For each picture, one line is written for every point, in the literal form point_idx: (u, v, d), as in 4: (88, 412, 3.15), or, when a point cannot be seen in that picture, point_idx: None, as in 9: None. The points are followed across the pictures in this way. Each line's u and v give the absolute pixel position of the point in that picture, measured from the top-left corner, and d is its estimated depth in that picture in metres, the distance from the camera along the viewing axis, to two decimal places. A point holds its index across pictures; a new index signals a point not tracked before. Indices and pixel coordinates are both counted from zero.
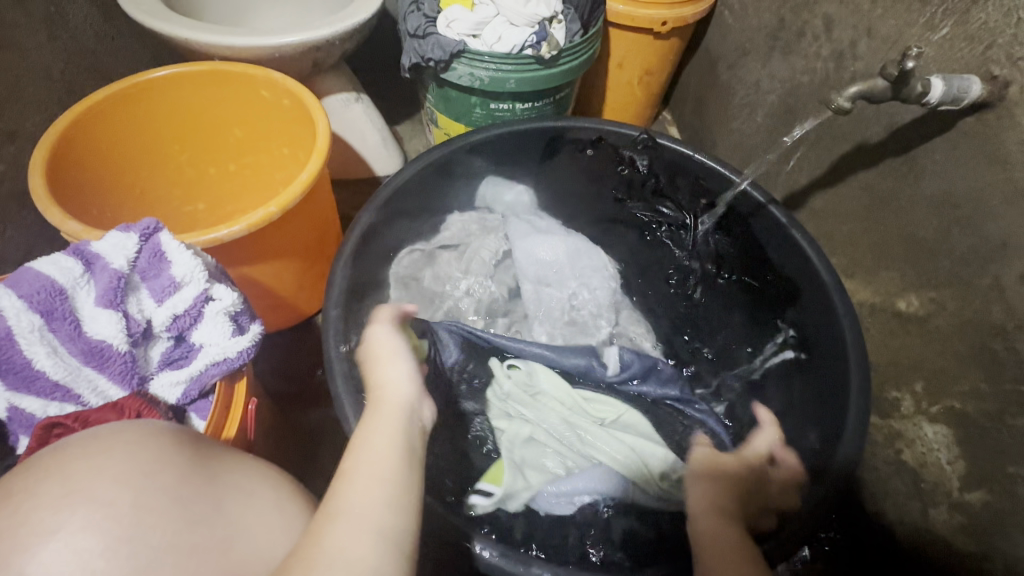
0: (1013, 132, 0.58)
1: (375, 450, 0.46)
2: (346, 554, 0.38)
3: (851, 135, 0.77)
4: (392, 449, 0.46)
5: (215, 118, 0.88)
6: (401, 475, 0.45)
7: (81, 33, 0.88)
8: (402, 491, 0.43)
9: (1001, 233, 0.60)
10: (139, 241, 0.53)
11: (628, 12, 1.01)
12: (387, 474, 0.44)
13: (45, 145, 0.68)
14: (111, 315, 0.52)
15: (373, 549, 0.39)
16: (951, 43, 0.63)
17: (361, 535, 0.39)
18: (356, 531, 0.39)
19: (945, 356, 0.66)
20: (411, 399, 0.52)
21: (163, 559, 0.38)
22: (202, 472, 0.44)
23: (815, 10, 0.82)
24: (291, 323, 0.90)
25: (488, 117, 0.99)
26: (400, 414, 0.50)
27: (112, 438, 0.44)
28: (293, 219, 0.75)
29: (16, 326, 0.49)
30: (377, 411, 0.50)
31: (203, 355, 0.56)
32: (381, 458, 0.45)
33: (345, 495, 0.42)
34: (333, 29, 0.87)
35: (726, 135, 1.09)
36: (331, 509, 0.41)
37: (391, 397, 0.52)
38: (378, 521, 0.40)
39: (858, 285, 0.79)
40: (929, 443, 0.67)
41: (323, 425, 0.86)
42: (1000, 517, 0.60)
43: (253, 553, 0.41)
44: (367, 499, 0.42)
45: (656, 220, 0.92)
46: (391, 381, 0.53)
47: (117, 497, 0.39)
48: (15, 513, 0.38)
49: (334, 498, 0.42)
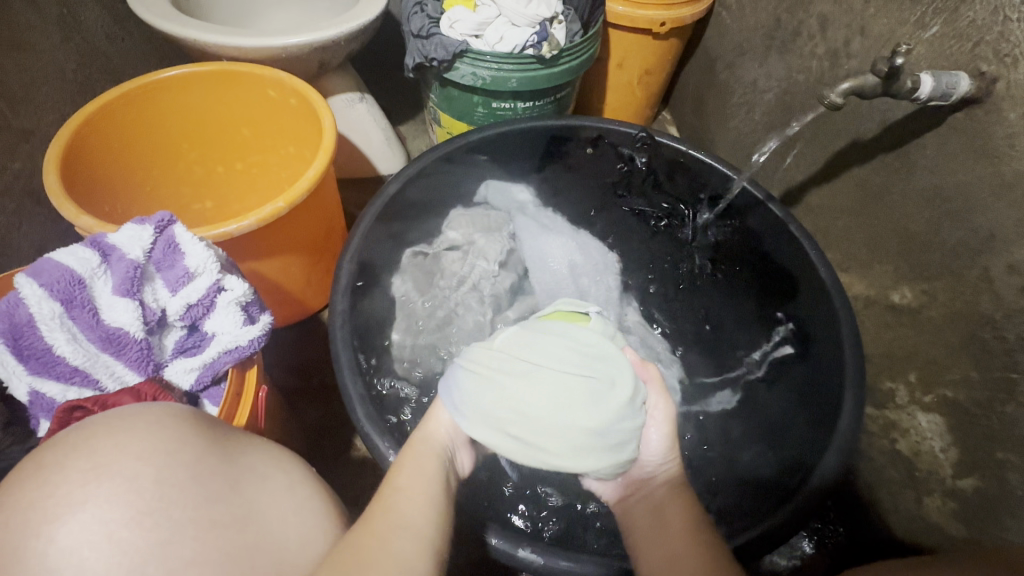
0: (1000, 126, 0.59)
1: (421, 474, 0.50)
2: (399, 555, 0.42)
3: (846, 131, 0.79)
4: (435, 478, 0.50)
5: (223, 117, 0.90)
6: (445, 507, 0.49)
7: (92, 34, 0.90)
8: (444, 512, 0.48)
9: (989, 224, 0.61)
10: (154, 233, 0.55)
11: (627, 12, 1.03)
12: (436, 502, 0.48)
13: (60, 144, 0.70)
14: (128, 303, 0.54)
15: (420, 558, 0.43)
16: (941, 41, 0.65)
17: (416, 545, 0.44)
18: (407, 537, 0.44)
19: (936, 346, 0.67)
20: (453, 443, 0.55)
21: (184, 533, 0.39)
22: (220, 453, 0.45)
23: (811, 9, 0.84)
24: (298, 318, 0.92)
25: (490, 115, 1.01)
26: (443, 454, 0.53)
27: (137, 415, 0.45)
28: (300, 213, 0.76)
29: (37, 313, 0.51)
30: (424, 443, 0.53)
31: (216, 343, 0.58)
32: (426, 485, 0.49)
33: (394, 505, 0.47)
34: (338, 29, 0.89)
35: (725, 133, 1.11)
36: (380, 513, 0.46)
37: (433, 431, 0.55)
38: (427, 540, 0.45)
39: (853, 278, 0.80)
40: (922, 432, 0.69)
41: (329, 418, 0.88)
42: (990, 503, 0.62)
43: (267, 529, 0.43)
44: (416, 516, 0.46)
45: (655, 213, 0.96)
46: (436, 422, 0.55)
47: (139, 473, 0.41)
48: (44, 485, 0.40)
49: (381, 511, 0.46)
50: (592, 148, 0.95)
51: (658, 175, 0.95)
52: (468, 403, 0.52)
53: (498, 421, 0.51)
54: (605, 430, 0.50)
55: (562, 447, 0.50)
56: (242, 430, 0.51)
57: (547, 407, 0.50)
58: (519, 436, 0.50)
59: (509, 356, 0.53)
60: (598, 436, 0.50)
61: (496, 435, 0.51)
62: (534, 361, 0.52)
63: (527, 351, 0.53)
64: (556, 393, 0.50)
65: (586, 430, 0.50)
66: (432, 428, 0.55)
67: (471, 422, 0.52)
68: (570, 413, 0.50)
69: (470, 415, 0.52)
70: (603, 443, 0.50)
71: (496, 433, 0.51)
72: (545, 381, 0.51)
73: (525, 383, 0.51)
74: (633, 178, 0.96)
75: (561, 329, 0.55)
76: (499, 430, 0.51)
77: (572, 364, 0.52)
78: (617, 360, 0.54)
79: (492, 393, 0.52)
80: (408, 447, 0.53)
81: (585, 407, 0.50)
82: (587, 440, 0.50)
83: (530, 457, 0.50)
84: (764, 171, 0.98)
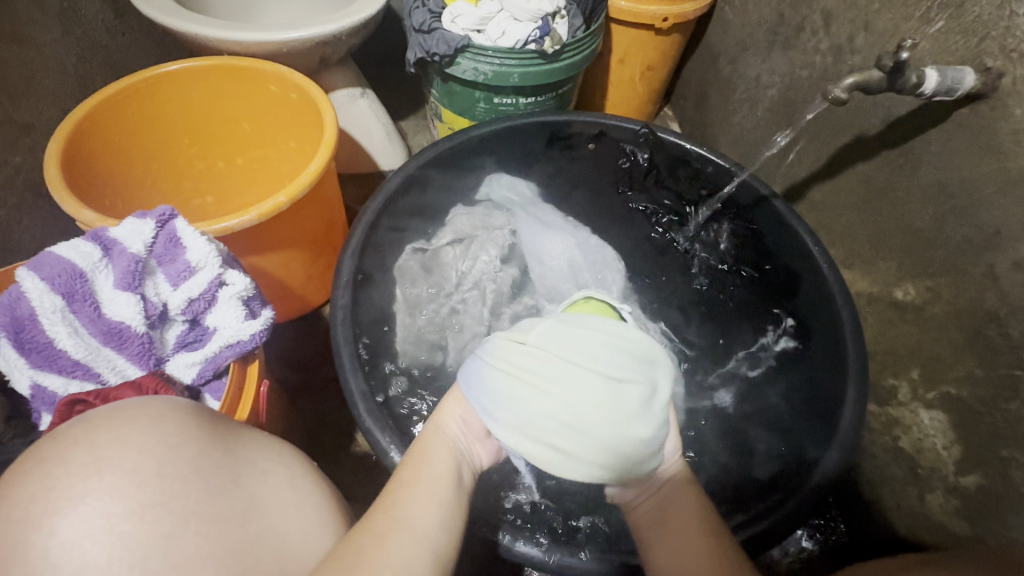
0: (1006, 122, 0.59)
1: (430, 470, 0.50)
2: (399, 555, 0.42)
3: (850, 127, 0.78)
4: (446, 473, 0.50)
5: (225, 112, 0.90)
6: (455, 502, 0.49)
7: (93, 27, 0.90)
8: (452, 510, 0.48)
9: (994, 221, 0.61)
10: (155, 227, 0.55)
11: (630, 7, 1.03)
12: (443, 498, 0.48)
13: (60, 137, 0.70)
14: (129, 297, 0.54)
15: (421, 558, 0.43)
16: (946, 36, 0.64)
17: (416, 543, 0.43)
18: (408, 537, 0.44)
19: (940, 343, 0.67)
20: (466, 434, 0.55)
21: (186, 527, 0.39)
22: (222, 447, 0.45)
23: (815, 5, 0.83)
24: (299, 312, 0.92)
25: (492, 111, 1.00)
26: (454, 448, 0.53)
27: (139, 409, 0.45)
28: (301, 208, 0.76)
29: (38, 307, 0.51)
30: (436, 438, 0.53)
31: (217, 337, 0.58)
32: (434, 481, 0.49)
33: (398, 503, 0.46)
34: (339, 24, 0.88)
35: (727, 129, 1.10)
36: (385, 510, 0.46)
37: (446, 423, 0.55)
38: (430, 538, 0.45)
39: (856, 275, 0.80)
40: (925, 429, 0.69)
41: (330, 413, 0.87)
42: (993, 500, 0.62)
43: (270, 524, 0.43)
44: (421, 513, 0.46)
45: (657, 210, 0.96)
46: (448, 415, 0.55)
47: (141, 467, 0.40)
48: (46, 478, 0.40)
49: (386, 508, 0.46)
50: (593, 143, 0.96)
51: (660, 172, 0.96)
52: (502, 405, 0.50)
53: (535, 428, 0.48)
54: (644, 443, 0.49)
55: (609, 461, 0.48)
56: (246, 426, 0.51)
57: (600, 419, 0.48)
58: (566, 448, 0.48)
59: (547, 355, 0.50)
60: (636, 450, 0.49)
61: (529, 442, 0.49)
62: (583, 365, 0.49)
63: (569, 352, 0.50)
64: (600, 403, 0.48)
65: (630, 443, 0.48)
66: (443, 421, 0.54)
67: (503, 426, 0.50)
68: (614, 426, 0.48)
69: (503, 418, 0.50)
70: (641, 457, 0.49)
71: (531, 440, 0.49)
72: (589, 387, 0.48)
73: (568, 389, 0.48)
74: (635, 175, 0.97)
75: (602, 329, 0.52)
76: (535, 437, 0.49)
77: (616, 370, 0.50)
78: (657, 369, 0.52)
79: (539, 399, 0.48)
80: (420, 441, 0.53)
81: (636, 419, 0.49)
82: (626, 454, 0.48)
83: (566, 467, 0.48)
84: (766, 167, 0.98)
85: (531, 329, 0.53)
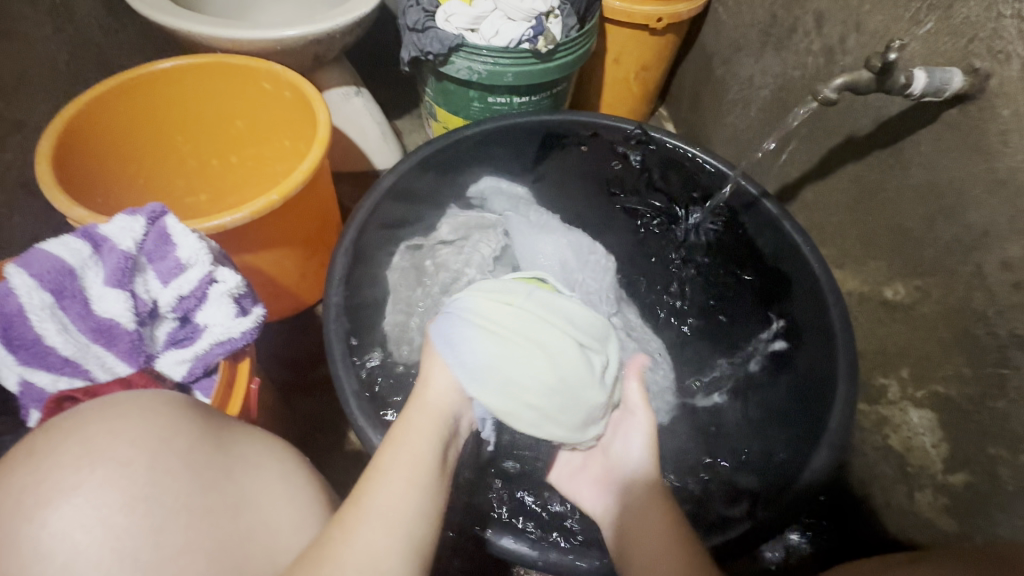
0: (994, 123, 0.59)
1: (410, 452, 0.47)
2: (365, 551, 0.40)
3: (841, 128, 0.79)
4: (428, 456, 0.47)
5: (217, 110, 0.90)
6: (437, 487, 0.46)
7: (86, 25, 0.89)
8: (429, 494, 0.45)
9: (982, 221, 0.61)
10: (146, 224, 0.55)
11: (624, 8, 1.03)
12: (425, 485, 0.45)
13: (52, 134, 0.70)
14: (119, 294, 0.54)
15: (391, 553, 0.41)
16: (935, 37, 0.65)
17: (386, 534, 0.42)
18: (379, 529, 0.42)
19: (929, 342, 0.67)
20: (456, 405, 0.52)
21: (176, 520, 0.39)
22: (214, 441, 0.45)
23: (807, 6, 0.84)
24: (290, 313, 0.92)
25: (486, 110, 1.00)
26: (443, 426, 0.50)
27: (129, 403, 0.45)
28: (294, 206, 0.76)
29: (27, 303, 0.50)
30: (422, 414, 0.50)
31: (208, 334, 0.58)
32: (415, 465, 0.46)
33: (370, 491, 0.44)
34: (333, 23, 0.88)
35: (721, 130, 1.11)
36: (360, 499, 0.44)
37: (431, 394, 0.51)
38: (406, 528, 0.43)
39: (847, 274, 0.81)
40: (914, 427, 0.69)
41: (323, 412, 0.87)
42: (980, 498, 0.62)
43: (258, 519, 0.43)
44: (400, 502, 0.44)
45: (647, 211, 0.97)
46: (433, 384, 0.51)
47: (131, 460, 0.40)
48: (36, 470, 0.39)
49: (361, 497, 0.44)
50: (586, 145, 0.96)
51: (651, 173, 0.95)
52: (485, 367, 0.50)
53: (517, 388, 0.50)
54: (598, 408, 0.54)
55: (570, 423, 0.52)
56: (218, 416, 0.49)
57: (576, 382, 0.52)
58: (541, 408, 0.50)
59: (530, 320, 0.52)
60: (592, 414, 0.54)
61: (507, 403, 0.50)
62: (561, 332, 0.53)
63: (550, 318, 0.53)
64: (574, 369, 0.52)
65: (590, 407, 0.53)
66: (427, 391, 0.51)
67: (484, 386, 0.50)
68: (580, 391, 0.52)
69: (485, 378, 0.50)
70: (591, 420, 0.54)
71: (511, 400, 0.50)
72: (566, 353, 0.51)
73: (549, 352, 0.51)
74: (626, 177, 0.98)
75: (571, 302, 0.56)
76: (515, 398, 0.50)
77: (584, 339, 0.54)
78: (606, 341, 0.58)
79: (524, 362, 0.50)
80: (406, 418, 0.50)
81: (598, 386, 0.54)
82: (584, 417, 0.53)
83: (534, 426, 0.51)
84: (759, 168, 0.98)
85: (511, 293, 0.54)
